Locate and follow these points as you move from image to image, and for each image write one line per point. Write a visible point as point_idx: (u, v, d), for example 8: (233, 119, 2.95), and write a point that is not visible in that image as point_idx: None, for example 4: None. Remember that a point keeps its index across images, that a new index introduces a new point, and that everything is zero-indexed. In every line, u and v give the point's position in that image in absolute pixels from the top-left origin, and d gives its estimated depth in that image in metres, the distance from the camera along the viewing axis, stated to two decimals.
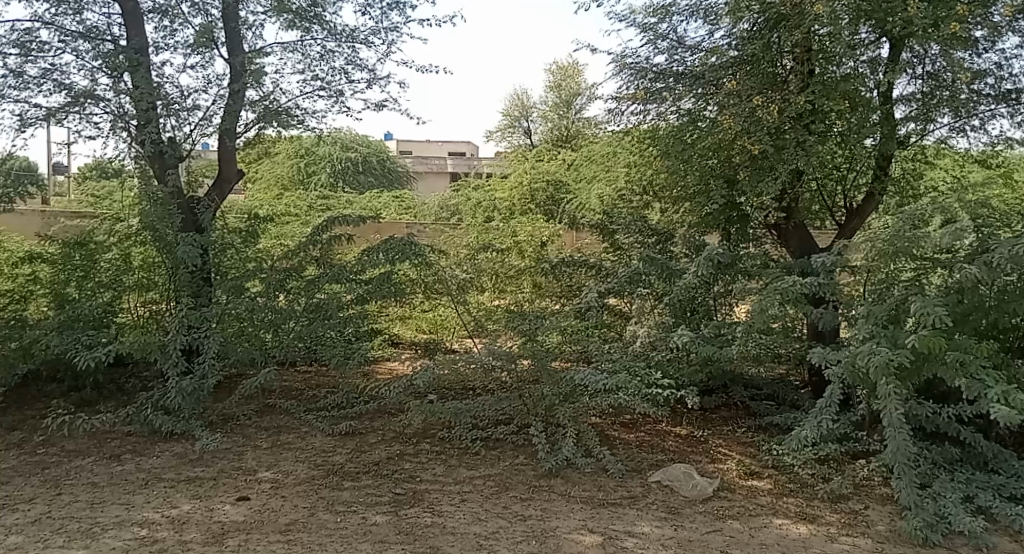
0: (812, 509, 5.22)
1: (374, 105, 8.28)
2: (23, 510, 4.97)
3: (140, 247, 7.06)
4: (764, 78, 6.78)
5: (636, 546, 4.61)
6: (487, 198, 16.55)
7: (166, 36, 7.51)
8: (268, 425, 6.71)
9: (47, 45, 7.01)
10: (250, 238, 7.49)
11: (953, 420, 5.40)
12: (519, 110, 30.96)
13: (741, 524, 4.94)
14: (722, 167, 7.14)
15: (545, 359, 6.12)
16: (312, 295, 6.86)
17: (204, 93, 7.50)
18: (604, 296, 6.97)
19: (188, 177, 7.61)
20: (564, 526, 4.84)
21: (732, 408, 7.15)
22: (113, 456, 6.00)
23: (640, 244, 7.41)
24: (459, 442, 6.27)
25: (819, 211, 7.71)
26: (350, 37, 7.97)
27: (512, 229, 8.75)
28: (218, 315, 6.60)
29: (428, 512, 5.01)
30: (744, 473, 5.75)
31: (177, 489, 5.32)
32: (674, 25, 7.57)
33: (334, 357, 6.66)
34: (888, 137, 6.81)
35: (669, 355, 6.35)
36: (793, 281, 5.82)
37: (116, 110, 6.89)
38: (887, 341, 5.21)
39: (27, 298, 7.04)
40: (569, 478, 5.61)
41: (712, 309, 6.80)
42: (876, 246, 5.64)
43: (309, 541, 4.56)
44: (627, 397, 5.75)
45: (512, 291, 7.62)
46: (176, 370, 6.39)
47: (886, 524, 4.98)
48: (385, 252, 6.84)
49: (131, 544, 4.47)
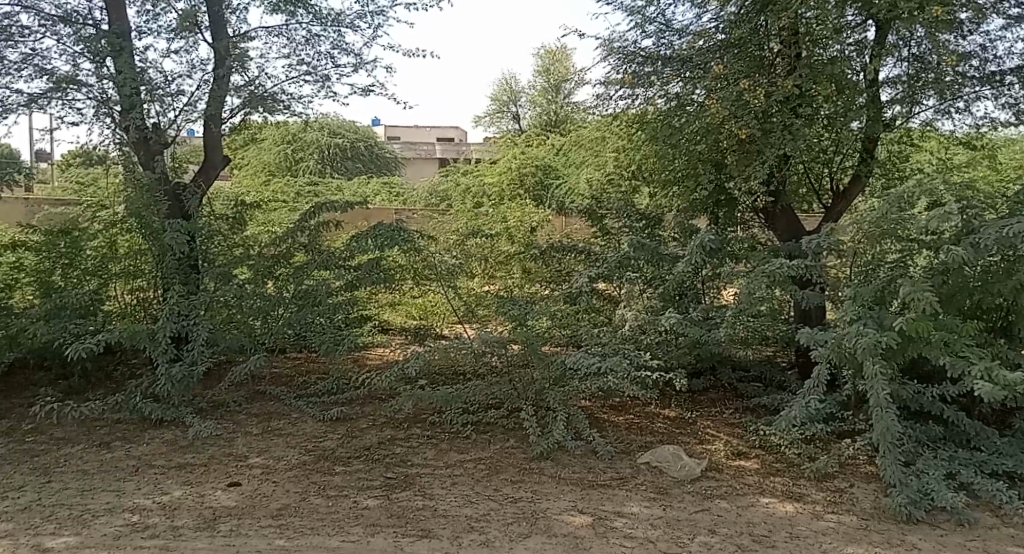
0: (798, 488, 5.27)
1: (360, 90, 8.29)
2: (13, 497, 4.97)
3: (126, 234, 6.96)
4: (750, 62, 6.79)
5: (626, 525, 4.66)
6: (475, 181, 16.60)
7: (149, 20, 7.46)
8: (258, 411, 6.71)
9: (28, 30, 6.95)
10: (237, 225, 7.46)
11: (937, 400, 5.44)
12: (507, 95, 31.05)
13: (729, 504, 4.99)
14: (710, 152, 7.16)
15: (536, 344, 6.15)
16: (301, 282, 6.93)
17: (189, 78, 7.47)
18: (593, 281, 6.94)
19: (173, 162, 7.46)
20: (554, 507, 4.89)
21: (720, 390, 7.20)
22: (103, 443, 6.00)
23: (628, 229, 7.50)
24: (449, 427, 6.32)
25: (806, 194, 7.74)
26: (336, 21, 7.92)
27: (502, 216, 8.74)
28: (206, 303, 6.59)
29: (419, 495, 5.04)
30: (732, 454, 5.81)
31: (168, 475, 5.33)
32: (661, 8, 7.62)
33: (323, 343, 6.65)
34: (873, 121, 6.86)
35: (658, 338, 6.42)
36: (779, 264, 5.85)
37: (99, 96, 6.84)
38: (874, 322, 5.25)
39: (12, 286, 6.88)
40: (559, 460, 5.66)
41: (700, 293, 6.85)
42: (862, 228, 5.69)
43: (301, 525, 4.59)
44: (616, 380, 5.78)
45: (502, 276, 7.55)
46: (165, 357, 6.38)
47: (872, 502, 5.04)
48: (374, 238, 6.69)
49: (122, 530, 4.49)
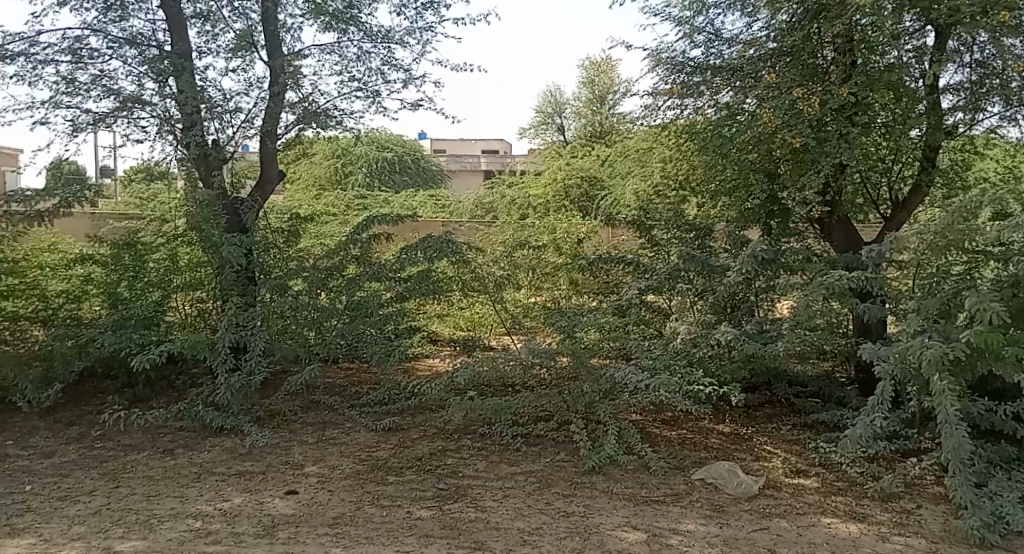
0: (862, 508, 5.14)
1: (410, 106, 8.38)
2: (84, 502, 5.07)
3: (187, 247, 7.10)
4: (805, 69, 6.66)
5: (681, 543, 4.58)
6: (521, 195, 16.61)
7: (208, 41, 7.62)
8: (313, 421, 6.78)
9: (97, 52, 7.14)
10: (292, 238, 7.59)
11: (1010, 418, 5.27)
12: (553, 107, 31.13)
13: (789, 523, 4.88)
14: (762, 162, 7.04)
15: (584, 357, 6.08)
16: (354, 293, 6.90)
17: (245, 96, 7.60)
18: (643, 292, 6.92)
19: (232, 178, 7.68)
20: (607, 523, 4.83)
21: (776, 406, 7.07)
22: (167, 450, 6.11)
23: (680, 240, 7.32)
24: (499, 438, 6.30)
25: (862, 205, 7.57)
26: (386, 38, 8.02)
27: (549, 227, 8.76)
28: (263, 315, 6.74)
29: (472, 507, 5.02)
30: (791, 471, 5.69)
31: (229, 482, 5.41)
32: (710, 18, 7.57)
33: (374, 354, 6.57)
34: (935, 128, 6.67)
35: (710, 352, 6.31)
36: (838, 276, 5.73)
37: (161, 114, 7.00)
38: (939, 336, 5.11)
39: (81, 297, 7.04)
40: (611, 475, 5.60)
41: (754, 305, 6.74)
42: (926, 239, 5.50)
43: (357, 534, 4.60)
44: (669, 395, 5.70)
45: (548, 287, 7.63)
46: (225, 367, 6.53)
47: (941, 524, 4.89)
48: (423, 250, 6.88)
49: (186, 536, 4.55)
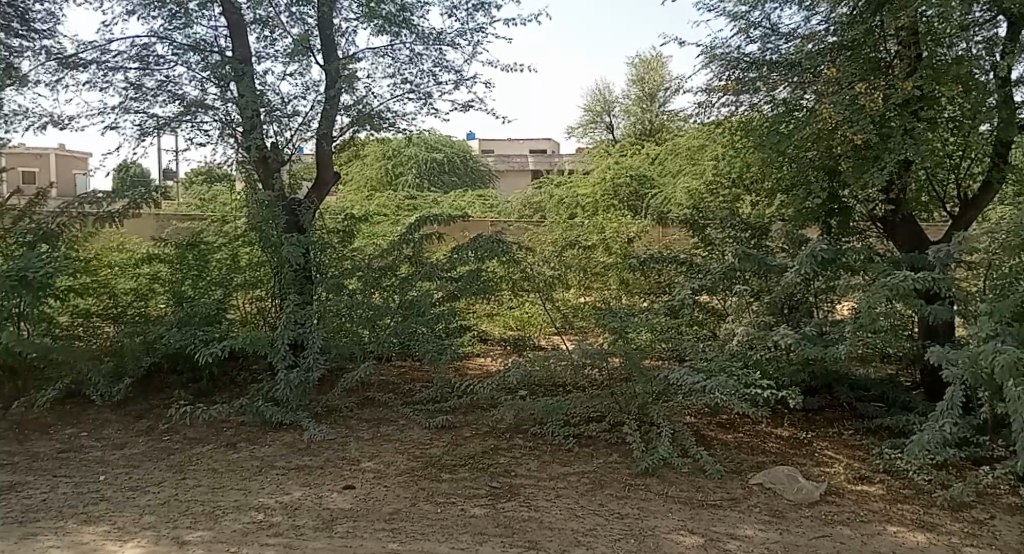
0: (929, 517, 4.95)
1: (461, 107, 8.36)
2: (154, 491, 5.14)
3: (248, 247, 7.18)
4: (866, 63, 6.50)
5: (739, 549, 4.46)
6: (570, 195, 16.51)
7: (267, 46, 7.70)
8: (368, 418, 6.79)
9: (163, 59, 7.26)
10: (346, 238, 7.63)
11: None
12: (602, 105, 30.94)
13: (852, 531, 4.72)
14: (823, 160, 6.83)
15: (637, 358, 5.97)
16: (406, 293, 6.97)
17: (303, 99, 7.66)
18: (697, 293, 6.81)
19: (289, 179, 7.73)
20: (663, 526, 4.73)
21: (836, 410, 6.86)
22: (230, 444, 6.17)
23: (734, 240, 7.17)
24: (551, 439, 6.23)
25: (929, 202, 7.25)
26: (437, 40, 8.01)
27: (597, 227, 8.69)
28: (319, 313, 6.74)
29: (525, 506, 4.96)
30: (853, 477, 5.51)
31: (288, 476, 5.43)
32: (766, 12, 7.38)
33: (427, 352, 6.59)
34: (1008, 122, 6.44)
35: (769, 355, 6.13)
36: (903, 277, 5.45)
37: (224, 118, 7.11)
38: (1013, 339, 4.88)
39: (148, 295, 7.19)
40: (665, 478, 5.49)
41: (814, 306, 6.58)
42: (998, 238, 5.33)
43: (413, 530, 4.57)
44: (724, 397, 5.53)
45: (598, 287, 7.46)
46: (285, 364, 6.54)
47: (1016, 535, 4.69)
48: (475, 250, 6.82)
49: (249, 527, 4.58)
